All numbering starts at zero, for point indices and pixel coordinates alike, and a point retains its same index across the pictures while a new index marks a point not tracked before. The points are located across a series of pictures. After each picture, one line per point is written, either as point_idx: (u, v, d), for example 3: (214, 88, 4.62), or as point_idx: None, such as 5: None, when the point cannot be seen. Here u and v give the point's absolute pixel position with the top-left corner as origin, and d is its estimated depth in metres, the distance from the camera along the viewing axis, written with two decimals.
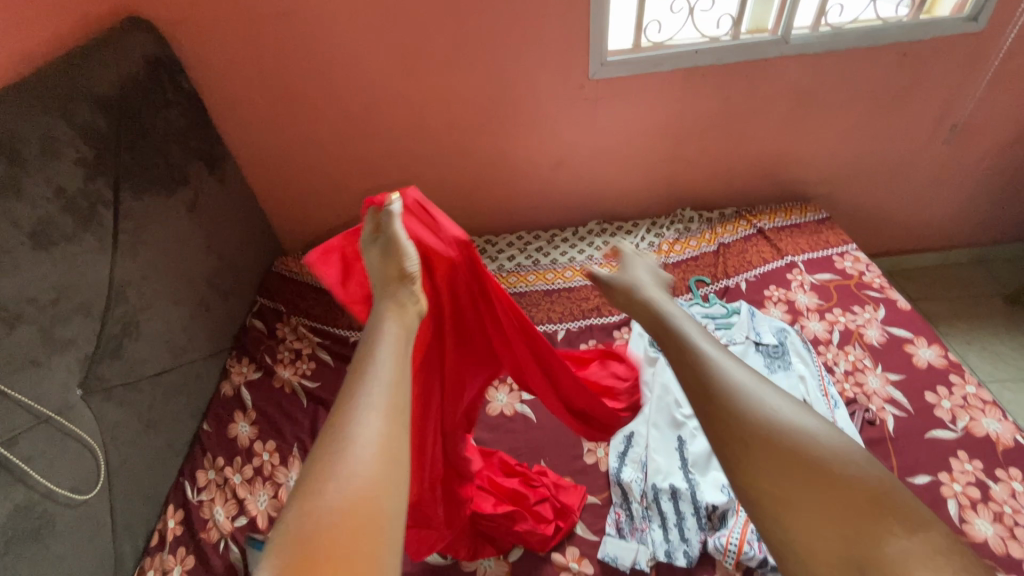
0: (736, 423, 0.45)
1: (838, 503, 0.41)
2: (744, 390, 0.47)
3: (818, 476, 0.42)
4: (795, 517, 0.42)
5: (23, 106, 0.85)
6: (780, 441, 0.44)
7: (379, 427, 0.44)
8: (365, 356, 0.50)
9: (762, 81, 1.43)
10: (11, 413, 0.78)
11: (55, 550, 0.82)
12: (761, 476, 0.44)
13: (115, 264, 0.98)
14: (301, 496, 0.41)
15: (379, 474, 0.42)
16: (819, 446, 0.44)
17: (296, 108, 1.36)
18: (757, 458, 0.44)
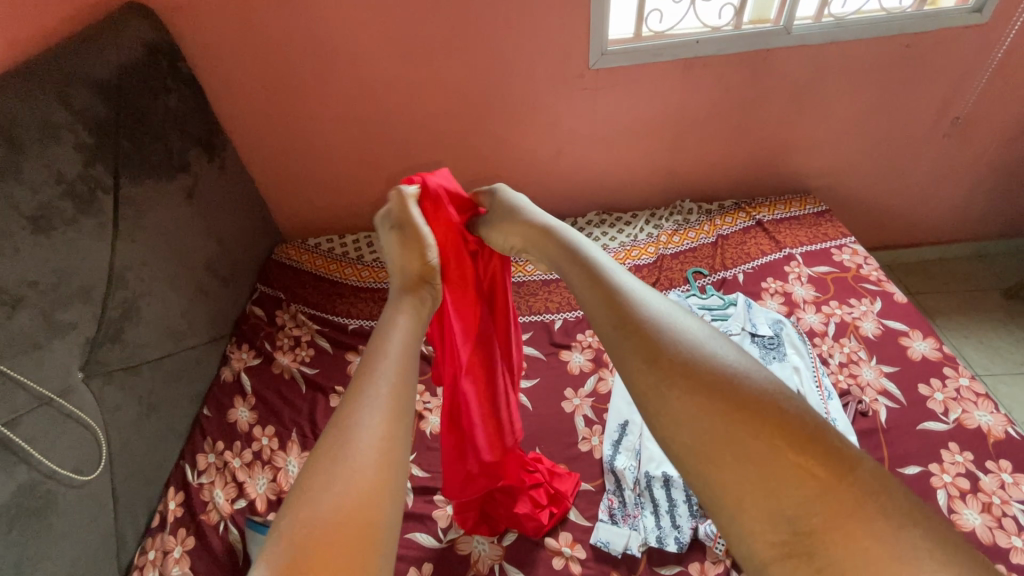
0: (650, 358, 0.43)
1: (758, 443, 0.37)
2: (662, 319, 0.46)
3: (734, 408, 0.39)
4: (717, 470, 0.38)
5: (22, 90, 0.86)
6: (696, 366, 0.42)
7: (379, 425, 0.45)
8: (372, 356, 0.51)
9: (763, 72, 1.43)
10: (14, 394, 0.79)
11: (58, 528, 0.84)
12: (675, 422, 0.40)
13: (115, 249, 0.99)
14: (297, 497, 0.41)
15: (379, 474, 0.42)
16: (737, 377, 0.41)
17: (295, 96, 1.36)
18: (669, 397, 0.41)
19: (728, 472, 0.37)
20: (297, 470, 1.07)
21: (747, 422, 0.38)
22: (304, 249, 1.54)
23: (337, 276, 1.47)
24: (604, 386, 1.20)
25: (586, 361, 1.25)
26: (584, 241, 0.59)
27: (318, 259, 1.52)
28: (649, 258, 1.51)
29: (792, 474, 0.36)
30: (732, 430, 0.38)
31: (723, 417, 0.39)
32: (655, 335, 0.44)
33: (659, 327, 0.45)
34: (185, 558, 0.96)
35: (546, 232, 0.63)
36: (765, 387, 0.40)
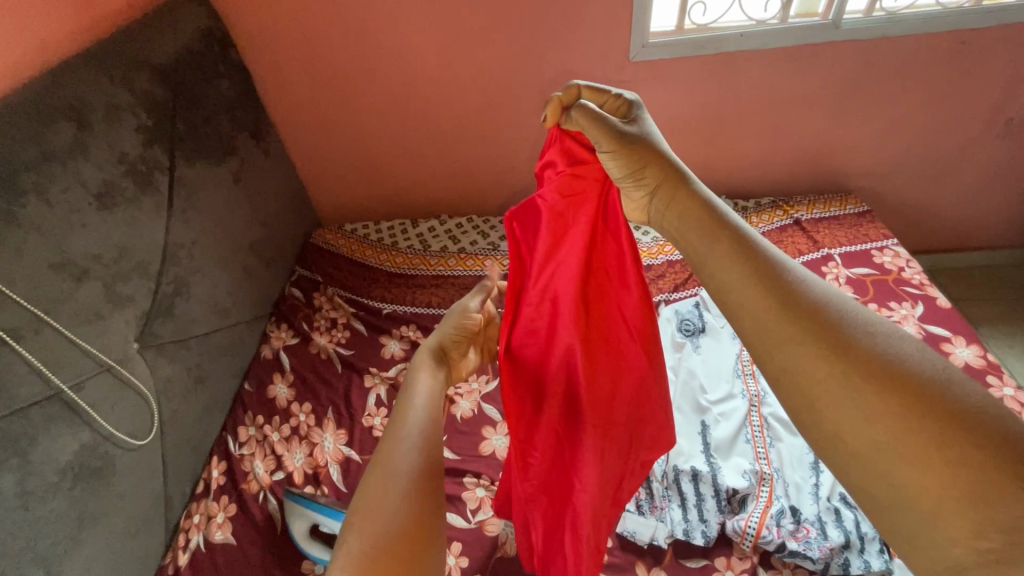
0: (794, 333, 0.46)
1: (906, 411, 0.40)
2: (830, 298, 0.48)
3: (866, 372, 0.42)
4: (861, 433, 0.42)
5: (90, 73, 0.90)
6: (843, 341, 0.44)
7: (416, 457, 0.58)
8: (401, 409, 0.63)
9: (808, 67, 1.39)
10: (79, 359, 0.84)
11: (115, 488, 0.88)
12: (812, 387, 0.44)
13: (170, 228, 1.04)
14: (359, 518, 0.52)
15: (417, 502, 0.54)
16: (887, 354, 0.43)
17: (338, 83, 1.39)
18: (814, 371, 0.45)
19: (872, 437, 0.41)
20: (332, 447, 1.11)
21: (901, 396, 0.40)
22: (341, 234, 1.59)
23: (372, 261, 1.50)
24: None
25: None
26: (727, 203, 0.59)
27: (354, 244, 1.56)
28: None
29: (947, 443, 0.38)
30: (883, 402, 0.41)
31: (869, 387, 0.42)
32: (797, 307, 0.47)
33: (804, 301, 0.48)
34: (228, 524, 1.00)
35: (679, 176, 0.61)
36: (926, 368, 0.41)
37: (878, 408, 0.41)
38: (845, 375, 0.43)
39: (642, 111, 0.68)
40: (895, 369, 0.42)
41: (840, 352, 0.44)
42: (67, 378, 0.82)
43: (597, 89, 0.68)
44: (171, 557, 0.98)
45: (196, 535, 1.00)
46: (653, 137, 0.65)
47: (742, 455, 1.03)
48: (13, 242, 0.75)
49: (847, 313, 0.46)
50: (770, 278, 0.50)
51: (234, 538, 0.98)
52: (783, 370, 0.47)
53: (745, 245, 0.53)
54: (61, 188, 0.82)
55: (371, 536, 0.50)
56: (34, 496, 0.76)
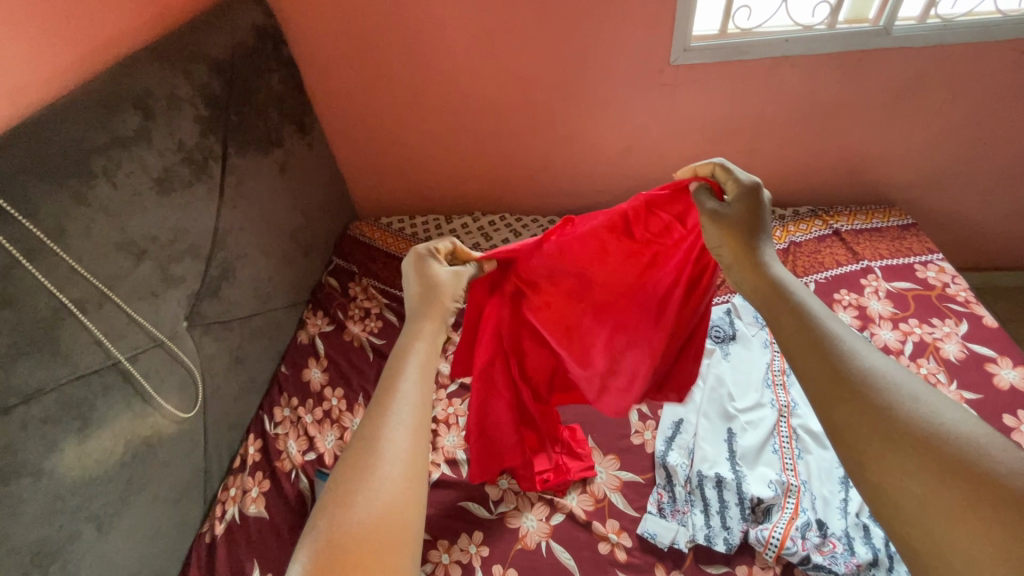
0: (842, 396, 0.52)
1: (933, 470, 0.45)
2: (876, 365, 0.54)
3: (898, 437, 0.48)
4: (895, 486, 0.47)
5: (156, 64, 0.96)
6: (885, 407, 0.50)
7: (406, 440, 0.57)
8: (389, 386, 0.61)
9: (856, 73, 1.36)
10: (134, 333, 0.88)
11: (161, 457, 0.93)
12: (861, 444, 0.50)
13: (220, 214, 1.09)
14: (334, 503, 0.51)
15: (399, 488, 0.53)
16: (925, 419, 0.48)
17: (381, 80, 1.43)
18: (860, 431, 0.50)
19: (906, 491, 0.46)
20: None
21: (927, 461, 0.46)
22: (377, 227, 1.64)
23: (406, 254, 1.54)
24: None
25: None
26: (799, 282, 0.66)
27: (390, 238, 1.61)
28: None
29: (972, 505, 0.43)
30: (908, 465, 0.47)
31: (901, 453, 0.47)
32: (844, 373, 0.54)
33: (855, 374, 0.53)
34: (261, 498, 1.05)
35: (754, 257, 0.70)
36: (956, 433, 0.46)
37: (914, 468, 0.46)
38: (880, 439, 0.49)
39: (758, 197, 0.72)
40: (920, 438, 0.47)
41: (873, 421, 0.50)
42: (123, 350, 0.86)
43: (726, 169, 0.75)
44: (208, 527, 1.02)
45: (231, 508, 1.04)
46: (760, 225, 0.72)
47: (769, 465, 1.02)
48: (82, 220, 0.80)
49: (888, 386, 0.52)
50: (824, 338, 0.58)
51: (266, 513, 1.03)
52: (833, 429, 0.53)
53: (802, 317, 0.61)
54: (126, 172, 0.87)
55: (341, 522, 0.49)
56: (91, 458, 0.81)
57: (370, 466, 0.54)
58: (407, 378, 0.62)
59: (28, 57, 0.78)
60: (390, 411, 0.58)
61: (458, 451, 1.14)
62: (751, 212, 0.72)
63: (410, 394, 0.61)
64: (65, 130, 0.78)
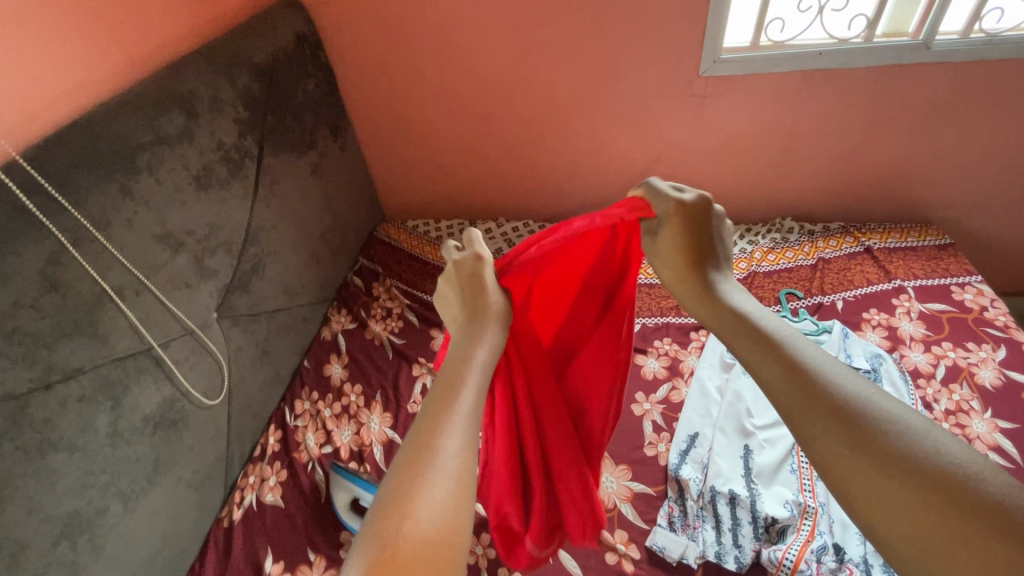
0: (813, 422, 0.47)
1: (920, 482, 0.41)
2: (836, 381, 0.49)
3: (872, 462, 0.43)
4: (884, 503, 0.42)
5: (201, 69, 1.01)
6: (855, 426, 0.45)
7: (463, 447, 0.50)
8: (448, 389, 0.55)
9: (892, 88, 1.34)
10: (168, 321, 0.92)
11: (187, 442, 0.96)
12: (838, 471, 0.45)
13: (254, 211, 1.14)
14: (391, 509, 0.45)
15: (460, 492, 0.48)
16: (895, 440, 0.44)
17: (414, 87, 1.48)
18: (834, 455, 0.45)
19: (888, 510, 0.41)
20: (378, 428, 1.17)
21: (904, 475, 0.42)
22: (403, 230, 1.68)
23: (430, 258, 1.58)
24: (677, 395, 1.20)
25: (661, 368, 1.25)
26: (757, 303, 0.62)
27: (415, 240, 1.65)
28: (740, 273, 1.47)
29: (962, 518, 0.38)
30: (888, 481, 0.42)
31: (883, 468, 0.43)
32: (809, 397, 0.49)
33: (833, 396, 0.48)
34: (278, 487, 1.08)
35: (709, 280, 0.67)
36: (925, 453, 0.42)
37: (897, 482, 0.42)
38: (864, 457, 0.44)
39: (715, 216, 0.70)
40: (905, 453, 0.43)
41: (862, 440, 0.44)
42: (156, 337, 0.90)
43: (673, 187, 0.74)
44: (226, 512, 1.06)
45: (250, 495, 1.08)
46: (721, 254, 0.70)
47: (786, 484, 0.99)
48: (126, 212, 0.84)
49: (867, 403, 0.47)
50: (789, 361, 0.52)
51: (282, 502, 1.06)
52: (812, 451, 0.47)
53: (766, 341, 0.56)
54: (168, 169, 0.92)
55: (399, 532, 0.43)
56: (122, 438, 0.83)
57: (430, 471, 0.47)
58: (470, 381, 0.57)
59: (84, 59, 0.83)
60: (447, 416, 0.52)
61: None
62: (701, 230, 0.69)
63: (467, 399, 0.55)
64: (114, 128, 0.83)
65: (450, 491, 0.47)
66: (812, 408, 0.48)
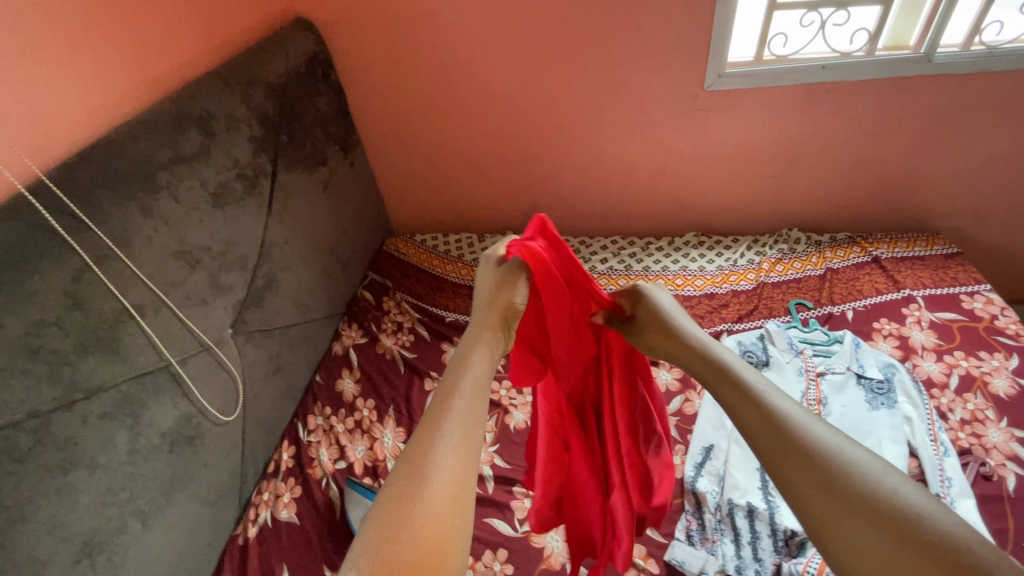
0: (789, 460, 0.50)
1: (885, 527, 0.44)
2: (804, 423, 0.52)
3: (847, 500, 0.46)
4: (852, 543, 0.45)
5: (217, 88, 1.03)
6: (824, 467, 0.48)
7: (451, 465, 0.50)
8: (442, 399, 0.55)
9: (895, 99, 1.36)
10: (185, 337, 0.92)
11: (203, 458, 0.96)
12: (811, 510, 0.47)
13: (268, 227, 1.15)
14: (378, 533, 0.45)
15: (451, 511, 0.47)
16: (864, 485, 0.46)
17: (422, 104, 1.50)
18: (811, 496, 0.48)
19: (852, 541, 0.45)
20: (391, 443, 1.17)
21: (873, 515, 0.45)
22: (412, 244, 1.69)
23: (439, 271, 1.59)
24: (690, 407, 1.20)
25: (673, 380, 1.26)
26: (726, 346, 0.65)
27: (423, 255, 1.66)
28: (748, 284, 1.48)
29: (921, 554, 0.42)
30: (856, 518, 0.45)
31: (855, 506, 0.45)
32: (781, 436, 0.51)
33: (806, 438, 0.50)
34: (293, 504, 1.07)
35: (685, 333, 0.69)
36: (890, 494, 0.45)
37: (862, 525, 0.45)
38: (832, 498, 0.46)
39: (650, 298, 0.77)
40: (869, 492, 0.46)
41: (830, 481, 0.47)
42: (174, 353, 0.90)
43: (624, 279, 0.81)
44: (241, 529, 1.05)
45: (264, 511, 1.07)
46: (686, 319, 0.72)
47: None
48: (145, 230, 0.85)
49: (836, 449, 0.49)
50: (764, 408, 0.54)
51: (297, 518, 1.05)
52: (786, 485, 0.50)
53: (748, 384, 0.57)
54: (187, 187, 0.93)
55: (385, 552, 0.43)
56: (140, 455, 0.83)
57: (418, 491, 0.47)
58: (461, 391, 0.57)
59: (106, 80, 0.85)
60: (437, 429, 0.52)
61: (486, 467, 1.14)
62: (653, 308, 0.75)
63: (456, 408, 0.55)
64: (135, 147, 0.84)
65: (440, 510, 0.47)
66: (783, 444, 0.51)
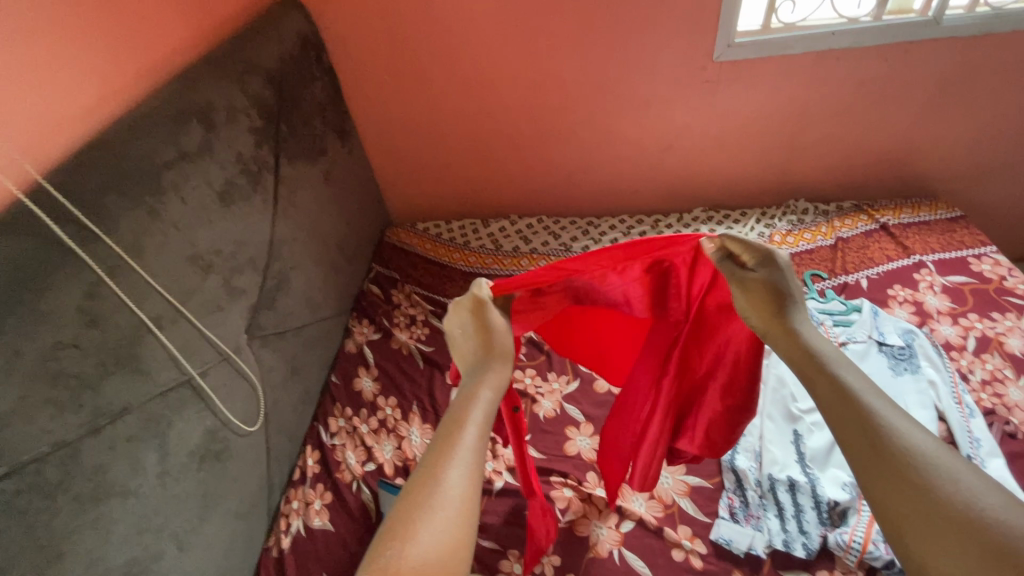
0: (875, 464, 0.52)
1: (959, 532, 0.46)
2: (894, 428, 0.53)
3: (930, 510, 0.47)
4: (931, 547, 0.47)
5: (213, 76, 0.95)
6: (908, 472, 0.50)
7: (465, 477, 0.52)
8: (460, 413, 0.58)
9: (903, 65, 1.35)
10: (204, 347, 0.86)
11: (231, 472, 0.91)
12: (896, 518, 0.49)
13: (275, 224, 1.09)
14: (398, 532, 0.47)
15: (459, 525, 0.48)
16: (952, 494, 0.48)
17: (421, 86, 1.43)
18: (896, 501, 0.49)
19: (934, 549, 0.46)
20: (420, 441, 1.14)
21: (956, 522, 0.46)
22: (414, 233, 1.64)
23: (446, 260, 1.55)
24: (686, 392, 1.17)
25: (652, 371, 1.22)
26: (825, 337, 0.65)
27: (428, 243, 1.60)
28: None
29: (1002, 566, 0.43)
30: (935, 525, 0.47)
31: (940, 514, 0.47)
32: (868, 436, 0.53)
33: (894, 440, 0.52)
34: (325, 511, 1.04)
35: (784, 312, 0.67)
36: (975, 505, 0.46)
37: (937, 525, 0.47)
38: (915, 503, 0.48)
39: (779, 265, 0.69)
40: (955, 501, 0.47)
41: (915, 484, 0.49)
42: (195, 366, 0.84)
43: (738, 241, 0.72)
44: (273, 541, 1.01)
45: (296, 521, 1.03)
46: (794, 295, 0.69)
47: (841, 466, 0.98)
48: (156, 235, 0.78)
49: (926, 455, 0.50)
50: (854, 402, 0.56)
51: (332, 525, 1.02)
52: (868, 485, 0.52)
53: (835, 380, 0.59)
54: (193, 187, 0.86)
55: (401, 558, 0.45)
56: (171, 476, 0.78)
57: (433, 501, 0.49)
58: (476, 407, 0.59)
59: (101, 73, 0.77)
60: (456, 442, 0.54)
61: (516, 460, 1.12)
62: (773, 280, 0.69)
63: (472, 420, 0.57)
64: (138, 144, 0.77)
65: (453, 523, 0.48)
66: (868, 445, 0.53)
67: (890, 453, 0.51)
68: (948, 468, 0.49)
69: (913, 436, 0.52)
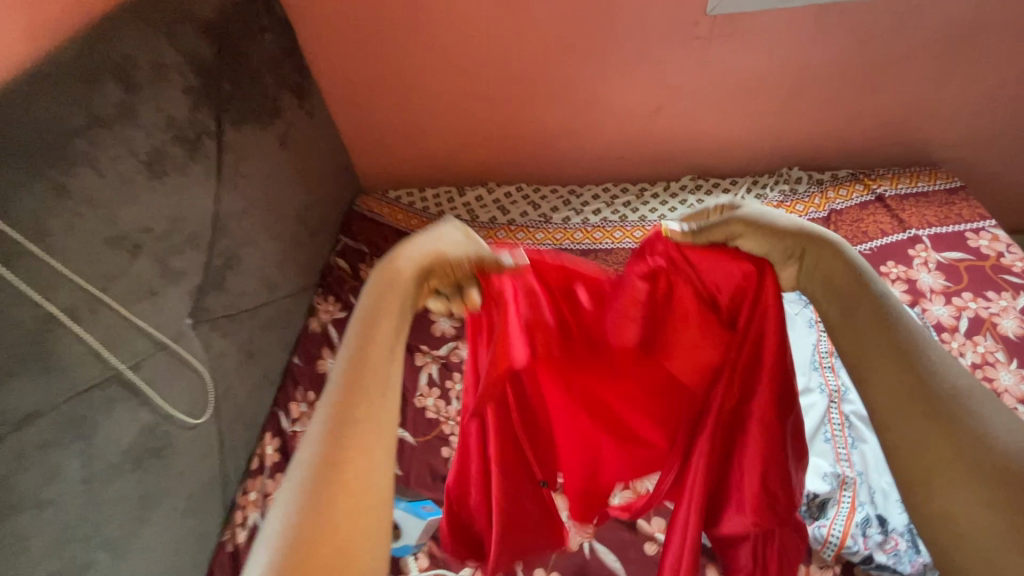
0: (908, 406, 0.49)
1: (979, 476, 0.45)
2: (931, 369, 0.50)
3: (962, 456, 0.46)
4: (953, 495, 0.45)
5: (136, 26, 0.82)
6: (943, 415, 0.48)
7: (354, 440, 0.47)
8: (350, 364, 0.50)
9: (910, 20, 1.24)
10: (134, 338, 0.78)
11: (176, 468, 0.85)
12: (919, 461, 0.47)
13: (220, 196, 0.99)
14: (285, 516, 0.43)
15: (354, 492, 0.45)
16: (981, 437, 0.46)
17: (388, 39, 1.31)
18: (922, 444, 0.48)
19: (959, 497, 0.45)
20: None
21: (981, 468, 0.45)
22: (384, 202, 1.53)
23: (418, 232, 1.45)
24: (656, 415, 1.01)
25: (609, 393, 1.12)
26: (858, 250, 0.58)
27: (399, 213, 1.50)
28: None
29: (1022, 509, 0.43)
30: (962, 470, 0.45)
31: (967, 459, 0.46)
32: (906, 378, 0.50)
33: (931, 383, 0.49)
34: None
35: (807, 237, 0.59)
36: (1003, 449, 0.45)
37: (976, 479, 0.45)
38: (945, 448, 0.47)
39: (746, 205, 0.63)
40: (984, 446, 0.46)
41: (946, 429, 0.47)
42: (124, 358, 0.77)
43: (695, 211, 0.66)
44: (229, 535, 0.96)
45: (253, 513, 0.98)
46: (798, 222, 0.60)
47: (822, 456, 0.95)
48: (66, 214, 0.69)
49: (967, 402, 0.48)
50: (891, 337, 0.51)
51: None
52: (892, 430, 0.50)
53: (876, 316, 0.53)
54: (112, 157, 0.75)
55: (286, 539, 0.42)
56: (99, 480, 0.72)
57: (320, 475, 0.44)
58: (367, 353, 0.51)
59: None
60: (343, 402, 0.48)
61: None
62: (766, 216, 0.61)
63: (359, 372, 0.50)
64: (40, 108, 0.67)
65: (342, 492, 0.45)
66: (900, 388, 0.50)
67: (925, 395, 0.49)
68: (981, 411, 0.47)
69: (948, 373, 0.50)
